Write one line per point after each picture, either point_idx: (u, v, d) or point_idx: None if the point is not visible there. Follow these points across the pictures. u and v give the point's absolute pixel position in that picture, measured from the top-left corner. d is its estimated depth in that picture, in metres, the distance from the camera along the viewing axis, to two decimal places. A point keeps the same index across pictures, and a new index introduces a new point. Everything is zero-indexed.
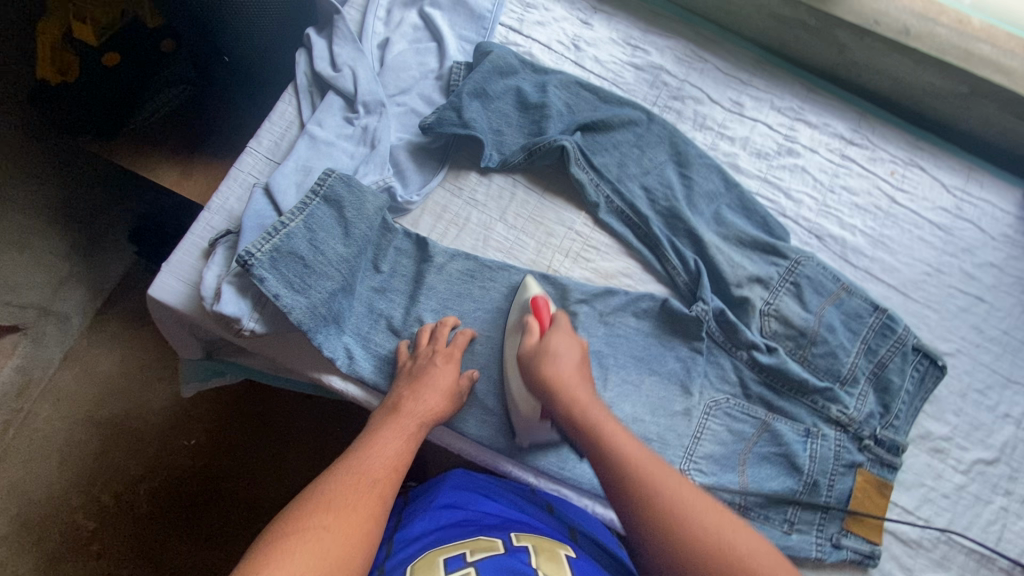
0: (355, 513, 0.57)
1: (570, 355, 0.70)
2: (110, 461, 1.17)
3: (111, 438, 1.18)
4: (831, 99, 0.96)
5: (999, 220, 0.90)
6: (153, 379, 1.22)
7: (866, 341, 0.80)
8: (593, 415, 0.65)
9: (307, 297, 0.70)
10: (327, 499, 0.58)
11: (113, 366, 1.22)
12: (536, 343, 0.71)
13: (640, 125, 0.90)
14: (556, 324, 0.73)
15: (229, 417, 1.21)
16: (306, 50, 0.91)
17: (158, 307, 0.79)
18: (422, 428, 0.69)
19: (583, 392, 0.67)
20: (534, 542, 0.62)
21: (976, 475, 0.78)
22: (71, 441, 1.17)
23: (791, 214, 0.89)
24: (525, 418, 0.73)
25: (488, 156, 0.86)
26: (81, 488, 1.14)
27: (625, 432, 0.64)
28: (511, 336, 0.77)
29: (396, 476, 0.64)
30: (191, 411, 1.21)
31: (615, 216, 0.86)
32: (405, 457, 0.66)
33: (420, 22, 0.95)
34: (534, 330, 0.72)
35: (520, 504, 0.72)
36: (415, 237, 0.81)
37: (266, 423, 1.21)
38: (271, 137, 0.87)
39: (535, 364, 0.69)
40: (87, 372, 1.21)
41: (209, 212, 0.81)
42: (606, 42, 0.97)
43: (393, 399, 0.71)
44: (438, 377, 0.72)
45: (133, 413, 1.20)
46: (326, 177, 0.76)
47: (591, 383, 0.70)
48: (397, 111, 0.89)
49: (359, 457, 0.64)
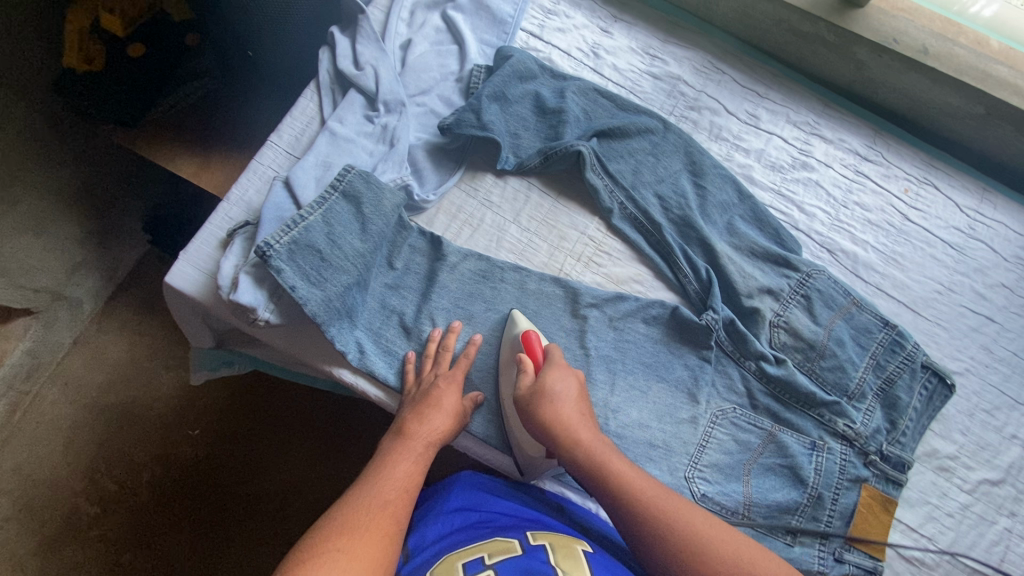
0: (368, 534, 0.58)
1: (569, 393, 0.71)
2: (114, 447, 1.18)
3: (117, 423, 1.19)
4: (847, 115, 0.97)
5: (1012, 242, 0.90)
6: (161, 369, 1.24)
7: (875, 357, 0.80)
8: (602, 456, 0.67)
9: (322, 290, 0.71)
10: (342, 520, 0.59)
11: (123, 352, 1.24)
12: (531, 383, 0.72)
13: (657, 133, 0.90)
14: (550, 358, 0.74)
15: (234, 407, 1.22)
16: (330, 48, 0.93)
17: (173, 294, 0.80)
18: (429, 448, 0.70)
19: (584, 430, 0.69)
20: (550, 539, 0.63)
21: (982, 495, 0.78)
22: (77, 426, 1.18)
23: (804, 227, 0.89)
24: (530, 458, 0.75)
25: (505, 159, 0.87)
26: (85, 472, 1.15)
27: (635, 471, 0.67)
28: (506, 373, 0.77)
29: (408, 496, 0.65)
30: (196, 401, 1.22)
31: (628, 222, 0.87)
32: (417, 478, 0.67)
33: (442, 25, 0.97)
34: (529, 369, 0.73)
35: (532, 504, 0.73)
36: (430, 236, 0.82)
37: (269, 416, 1.22)
38: (292, 132, 0.88)
39: (534, 406, 0.70)
40: (96, 358, 1.23)
41: (228, 203, 0.82)
42: (626, 51, 0.98)
43: (399, 422, 0.72)
44: (441, 400, 0.72)
45: (139, 400, 1.21)
46: (346, 173, 0.77)
47: (590, 416, 0.71)
48: (417, 111, 0.90)
49: (371, 479, 0.65)
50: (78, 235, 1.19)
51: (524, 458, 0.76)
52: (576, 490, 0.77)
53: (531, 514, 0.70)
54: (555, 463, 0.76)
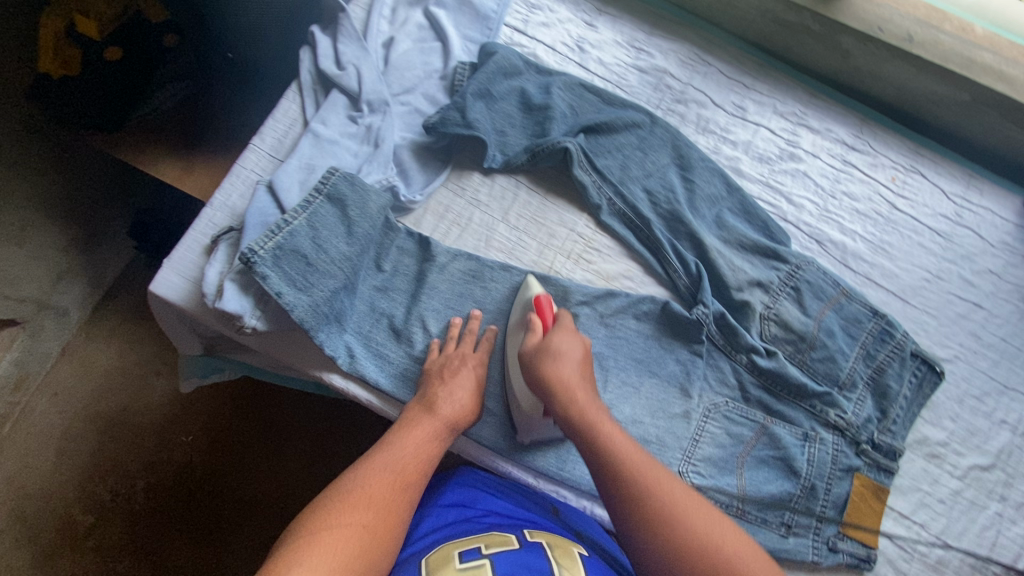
0: (389, 514, 0.60)
1: (573, 354, 0.71)
2: (106, 455, 1.17)
3: (107, 431, 1.18)
4: (833, 105, 0.96)
5: (999, 228, 0.91)
6: (150, 375, 1.22)
7: (865, 346, 0.81)
8: (595, 417, 0.67)
9: (309, 295, 0.70)
10: (362, 493, 0.61)
11: (111, 360, 1.23)
12: (538, 341, 0.72)
13: (644, 128, 0.90)
14: (559, 322, 0.74)
15: (225, 412, 1.21)
16: (311, 48, 0.91)
17: (158, 303, 0.79)
18: (452, 429, 0.70)
19: (583, 393, 0.69)
20: (547, 538, 0.63)
21: (972, 481, 0.79)
22: (68, 436, 1.17)
23: (792, 219, 0.89)
24: (528, 417, 0.74)
25: (492, 157, 0.86)
26: (79, 482, 1.14)
27: (626, 438, 0.66)
28: (513, 334, 0.78)
29: (424, 476, 0.66)
30: (188, 406, 1.21)
31: (617, 218, 0.86)
32: (435, 459, 0.68)
33: (425, 22, 0.95)
34: (538, 328, 0.74)
35: (527, 505, 0.72)
36: (418, 237, 0.82)
37: (264, 420, 1.21)
38: (275, 134, 0.87)
39: (537, 363, 0.70)
40: (84, 367, 1.22)
41: (212, 208, 0.81)
42: (611, 45, 0.97)
43: (427, 395, 0.71)
44: (465, 377, 0.73)
45: (131, 407, 1.20)
46: (330, 175, 0.76)
47: (591, 380, 0.71)
48: (401, 110, 0.89)
49: (392, 453, 0.66)
50: (61, 242, 1.18)
51: (521, 418, 0.75)
52: (571, 488, 0.76)
53: (527, 514, 0.70)
54: (550, 463, 0.76)
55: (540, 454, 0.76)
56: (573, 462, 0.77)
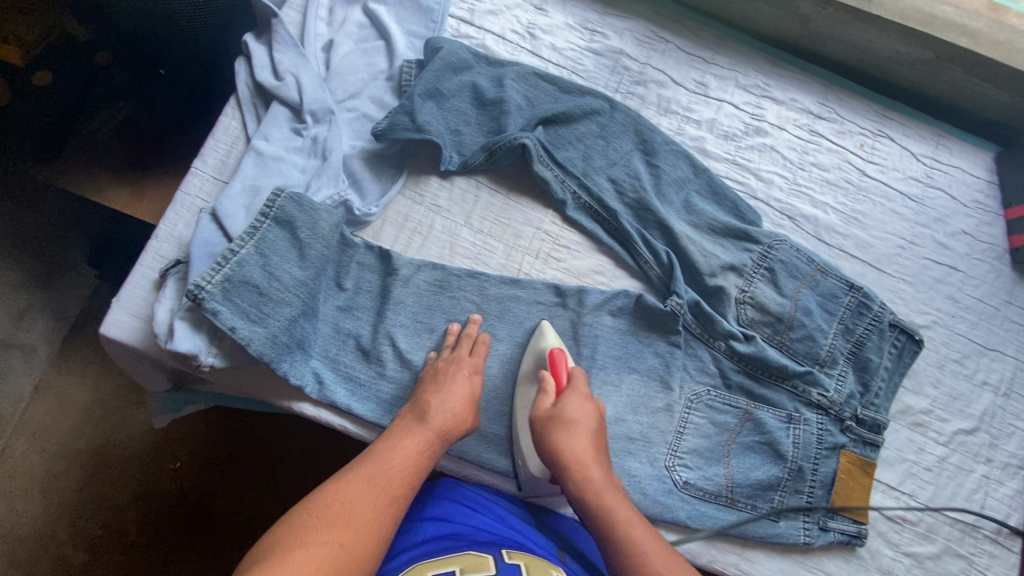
0: (369, 531, 0.57)
1: (587, 424, 0.68)
2: (93, 489, 1.10)
3: (92, 466, 1.11)
4: (796, 73, 0.94)
5: (970, 186, 0.90)
6: (131, 405, 1.15)
7: (843, 321, 0.79)
8: (608, 499, 0.64)
9: (265, 326, 0.67)
10: (341, 508, 0.57)
11: (89, 395, 1.15)
12: (550, 406, 0.69)
13: (604, 114, 0.86)
14: (573, 384, 0.71)
15: (214, 435, 1.15)
16: (246, 59, 0.86)
17: (112, 345, 0.75)
18: (444, 438, 0.67)
19: (598, 472, 0.65)
20: (525, 561, 0.61)
21: (958, 446, 0.79)
22: (52, 474, 1.10)
23: (762, 196, 0.87)
24: (533, 476, 0.73)
25: (448, 159, 0.83)
26: (68, 519, 1.08)
27: (639, 522, 0.63)
28: (523, 387, 0.75)
29: (409, 491, 0.62)
30: (173, 433, 1.14)
31: (584, 212, 0.84)
32: (423, 472, 0.64)
33: (365, 20, 0.90)
34: (550, 390, 0.71)
35: (509, 517, 0.71)
36: (378, 251, 0.78)
37: (256, 441, 1.15)
38: (217, 155, 0.82)
39: (549, 432, 0.67)
40: (61, 403, 1.14)
41: (157, 240, 0.76)
42: (563, 28, 0.93)
43: (419, 405, 0.68)
44: (460, 384, 0.70)
45: (115, 440, 1.13)
46: (275, 197, 0.71)
47: (603, 452, 0.68)
48: (348, 117, 0.84)
49: (377, 465, 0.62)
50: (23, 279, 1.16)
51: (527, 476, 0.73)
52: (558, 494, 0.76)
53: (508, 531, 0.68)
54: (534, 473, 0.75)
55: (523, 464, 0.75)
56: None
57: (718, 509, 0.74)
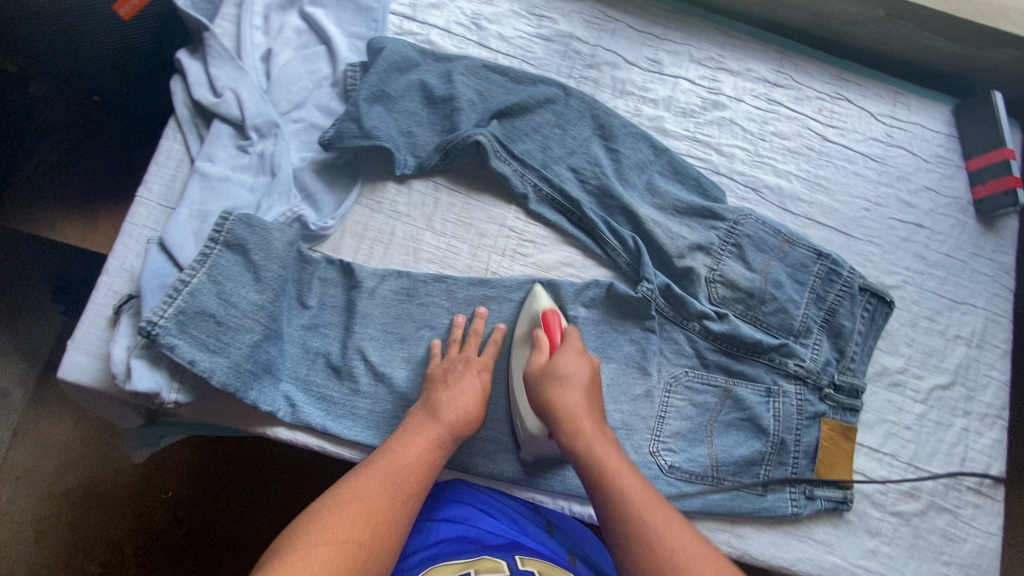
0: (386, 527, 0.56)
1: (580, 378, 0.67)
2: (88, 528, 1.04)
3: (83, 504, 1.05)
4: (749, 42, 0.92)
5: (930, 140, 0.90)
6: (116, 437, 1.09)
7: (814, 290, 0.79)
8: (600, 450, 0.63)
9: (226, 356, 0.66)
10: (359, 505, 0.56)
11: (70, 432, 1.08)
12: (543, 361, 0.69)
13: (558, 102, 0.84)
14: (567, 341, 0.70)
15: (204, 459, 1.08)
16: (182, 76, 0.82)
17: (72, 388, 0.72)
18: (454, 434, 0.66)
19: (590, 424, 0.65)
20: (539, 567, 0.59)
21: (935, 402, 0.80)
22: (42, 517, 1.04)
23: (725, 170, 0.86)
24: (530, 436, 0.71)
25: (403, 162, 0.80)
26: (64, 561, 1.02)
27: (633, 474, 0.62)
28: (519, 349, 0.75)
29: (424, 488, 0.61)
30: (162, 462, 1.08)
31: (547, 204, 0.82)
32: (436, 468, 0.63)
33: (303, 25, 0.87)
34: (544, 346, 0.70)
35: (524, 523, 0.68)
36: (339, 264, 0.76)
37: (247, 459, 1.09)
38: (162, 180, 0.79)
39: (542, 385, 0.67)
40: (41, 444, 1.07)
41: (107, 275, 0.73)
42: (509, 16, 0.90)
43: (430, 401, 0.67)
44: (471, 381, 0.70)
45: (103, 475, 1.07)
46: (224, 221, 0.69)
47: (598, 407, 0.67)
48: (295, 128, 0.82)
49: (392, 461, 0.61)
50: None
51: (524, 435, 0.72)
52: (546, 492, 0.75)
53: (522, 536, 0.66)
54: (520, 471, 0.74)
55: (509, 463, 0.74)
56: (543, 465, 0.75)
57: (706, 489, 0.74)
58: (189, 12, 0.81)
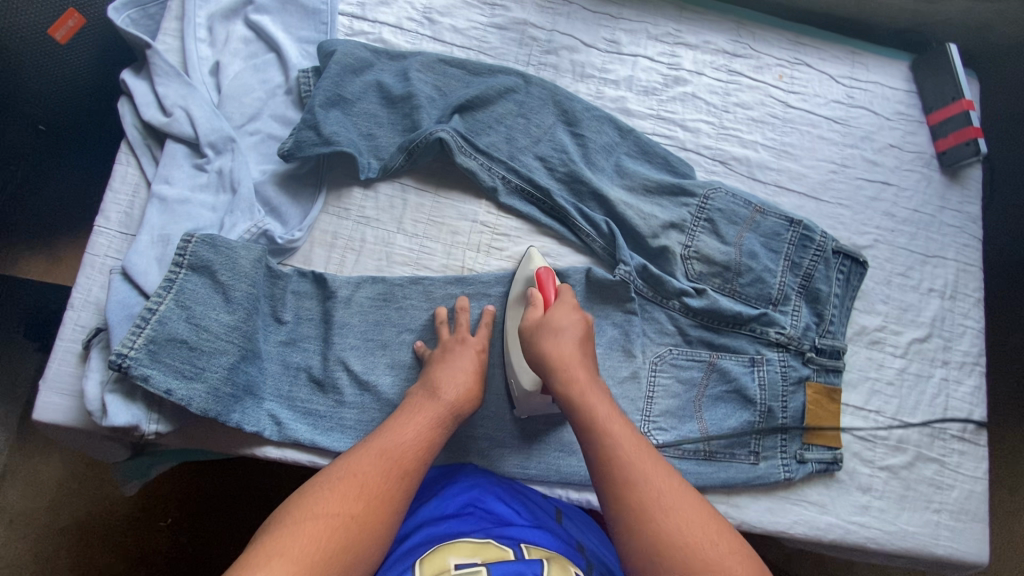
0: (380, 503, 0.55)
1: (574, 330, 0.68)
2: (89, 563, 1.02)
3: (81, 540, 1.03)
4: (704, 15, 0.92)
5: (891, 98, 0.90)
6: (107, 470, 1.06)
7: (789, 257, 0.80)
8: (592, 398, 0.63)
9: (203, 382, 0.64)
10: (353, 480, 0.55)
11: (60, 470, 1.06)
12: (538, 315, 0.70)
13: (519, 91, 0.83)
14: (561, 297, 0.71)
15: (200, 486, 1.06)
16: (129, 97, 0.80)
17: (50, 428, 0.70)
18: (453, 413, 0.65)
19: (583, 373, 0.65)
20: (545, 552, 0.56)
21: (914, 354, 0.82)
22: (41, 557, 1.02)
23: (692, 146, 0.86)
24: (525, 391, 0.71)
25: (367, 165, 0.79)
26: None
27: (625, 425, 0.61)
28: (512, 309, 0.75)
29: (422, 466, 0.60)
30: (157, 490, 1.06)
31: (517, 196, 0.81)
32: (435, 449, 0.62)
33: (250, 34, 0.85)
34: (538, 303, 0.71)
35: (533, 510, 0.66)
36: (312, 276, 0.75)
37: (241, 484, 1.07)
38: (119, 208, 0.76)
39: (537, 336, 0.68)
40: (32, 485, 1.05)
41: (72, 310, 0.71)
42: (460, 7, 0.88)
43: (429, 381, 0.67)
44: (469, 359, 0.70)
45: (98, 510, 1.05)
46: (186, 244, 0.67)
47: (592, 358, 0.68)
48: (252, 141, 0.80)
49: (389, 438, 0.60)
50: None
51: (518, 390, 0.72)
52: (543, 483, 0.75)
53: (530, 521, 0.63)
54: (514, 463, 0.74)
55: (502, 458, 0.74)
56: (535, 456, 0.75)
57: (699, 463, 0.74)
58: (128, 30, 0.78)
